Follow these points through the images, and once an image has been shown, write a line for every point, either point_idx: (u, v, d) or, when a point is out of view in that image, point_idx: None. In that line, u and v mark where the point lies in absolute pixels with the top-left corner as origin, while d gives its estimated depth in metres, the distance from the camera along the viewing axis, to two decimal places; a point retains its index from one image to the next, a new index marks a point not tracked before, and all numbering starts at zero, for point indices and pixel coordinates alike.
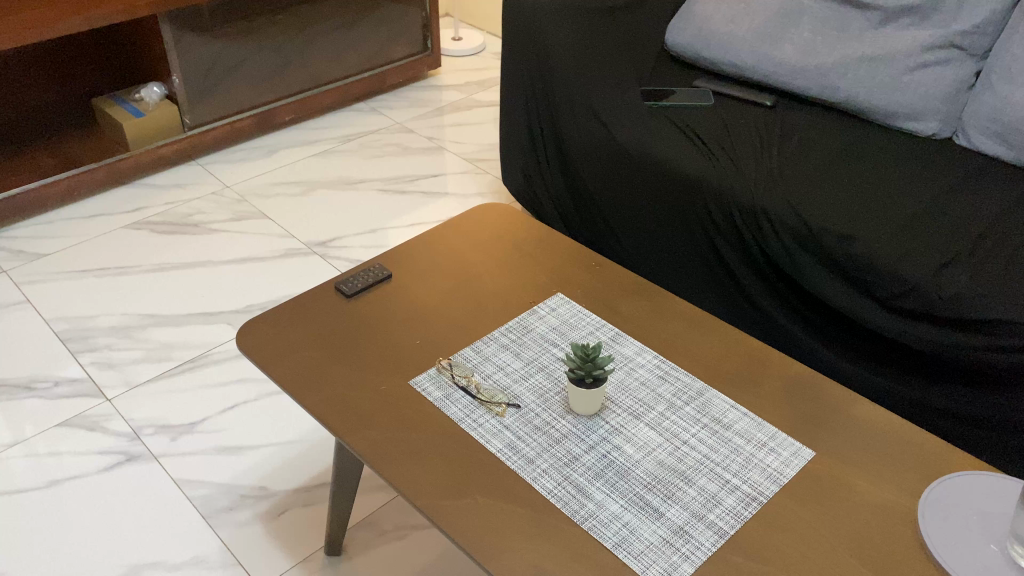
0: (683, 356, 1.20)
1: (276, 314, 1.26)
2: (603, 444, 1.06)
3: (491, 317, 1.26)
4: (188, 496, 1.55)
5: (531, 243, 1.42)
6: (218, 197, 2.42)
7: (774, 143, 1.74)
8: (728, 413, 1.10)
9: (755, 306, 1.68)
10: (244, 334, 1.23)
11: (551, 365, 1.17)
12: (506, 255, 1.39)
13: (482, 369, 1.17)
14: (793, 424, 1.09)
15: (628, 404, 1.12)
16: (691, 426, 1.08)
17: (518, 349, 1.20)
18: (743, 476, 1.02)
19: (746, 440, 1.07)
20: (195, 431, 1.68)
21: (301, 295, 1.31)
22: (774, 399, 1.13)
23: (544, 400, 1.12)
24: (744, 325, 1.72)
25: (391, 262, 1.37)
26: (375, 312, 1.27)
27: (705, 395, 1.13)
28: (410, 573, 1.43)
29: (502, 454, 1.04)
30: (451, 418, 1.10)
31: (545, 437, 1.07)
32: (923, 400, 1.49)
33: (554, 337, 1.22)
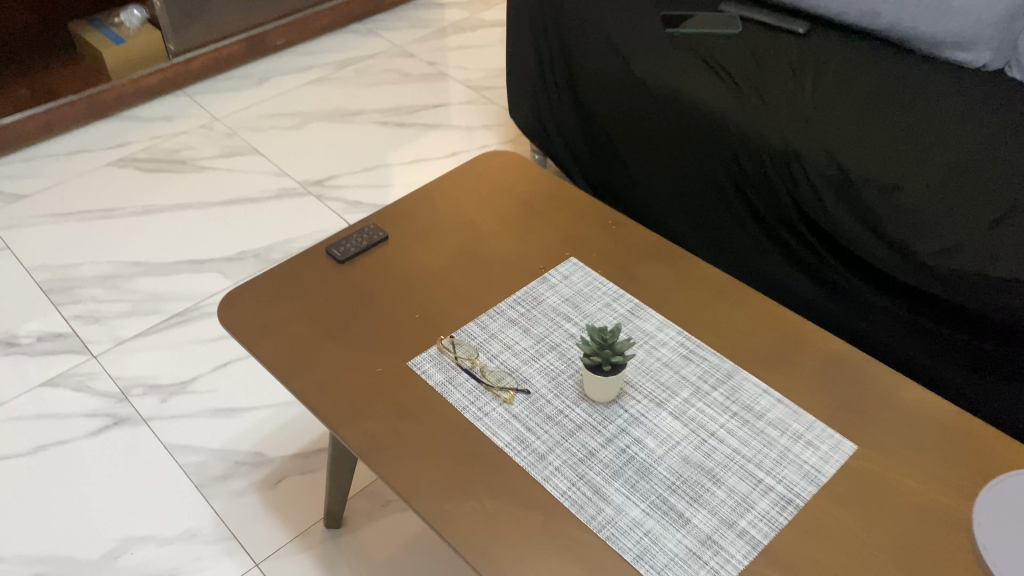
0: (709, 330, 1.08)
1: (263, 283, 1.15)
2: (622, 437, 0.96)
3: (496, 284, 1.15)
4: (180, 463, 1.48)
5: (540, 198, 1.29)
6: (207, 130, 2.28)
7: (809, 77, 1.58)
8: (760, 400, 1.00)
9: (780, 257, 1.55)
10: (225, 308, 1.12)
11: (562, 343, 1.06)
12: (514, 213, 1.26)
13: (488, 349, 1.06)
14: (833, 413, 0.99)
15: (648, 388, 1.01)
16: (720, 415, 0.98)
17: (528, 324, 1.09)
18: (778, 475, 0.92)
19: (780, 432, 0.96)
20: (185, 392, 1.59)
21: (289, 260, 1.19)
22: (812, 382, 1.02)
23: (557, 384, 1.01)
24: (767, 278, 1.59)
25: (386, 221, 1.24)
26: (370, 281, 1.15)
27: (734, 378, 1.02)
28: (413, 549, 1.35)
29: (510, 449, 0.95)
30: (454, 406, 0.99)
31: (558, 428, 0.97)
32: (959, 369, 1.37)
33: (567, 310, 1.11)
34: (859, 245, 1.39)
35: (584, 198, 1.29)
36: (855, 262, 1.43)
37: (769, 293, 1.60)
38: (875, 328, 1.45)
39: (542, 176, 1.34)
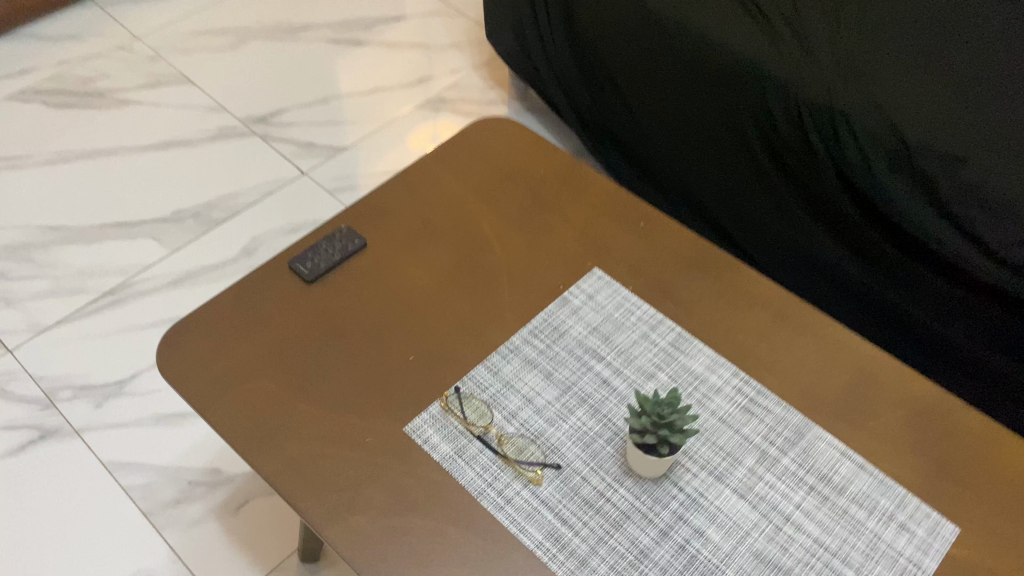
0: (769, 370, 0.89)
1: (209, 319, 0.91)
2: (679, 530, 0.78)
3: (505, 310, 0.93)
4: (123, 486, 1.26)
5: (550, 187, 1.05)
6: (126, 53, 1.93)
7: (853, 9, 1.30)
8: (839, 467, 0.82)
9: (816, 234, 1.30)
10: (163, 358, 0.88)
11: (593, 393, 0.86)
12: (520, 209, 1.03)
13: (502, 404, 0.85)
14: (926, 480, 0.81)
15: (704, 456, 0.83)
16: (794, 491, 0.81)
17: (551, 366, 0.88)
18: (870, 573, 0.76)
19: (867, 512, 0.79)
20: (124, 394, 1.36)
21: (241, 284, 0.95)
22: (897, 436, 0.84)
23: (592, 456, 0.82)
24: (798, 255, 1.36)
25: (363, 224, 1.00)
26: (345, 312, 0.92)
27: (806, 437, 0.84)
28: None
29: (543, 552, 0.76)
30: (468, 491, 0.79)
31: (601, 518, 0.78)
32: (1006, 354, 1.16)
33: (595, 344, 0.90)
34: (910, 218, 1.14)
35: (604, 185, 1.06)
36: (899, 232, 1.18)
37: (798, 270, 1.37)
38: (911, 303, 1.23)
39: (550, 156, 1.09)
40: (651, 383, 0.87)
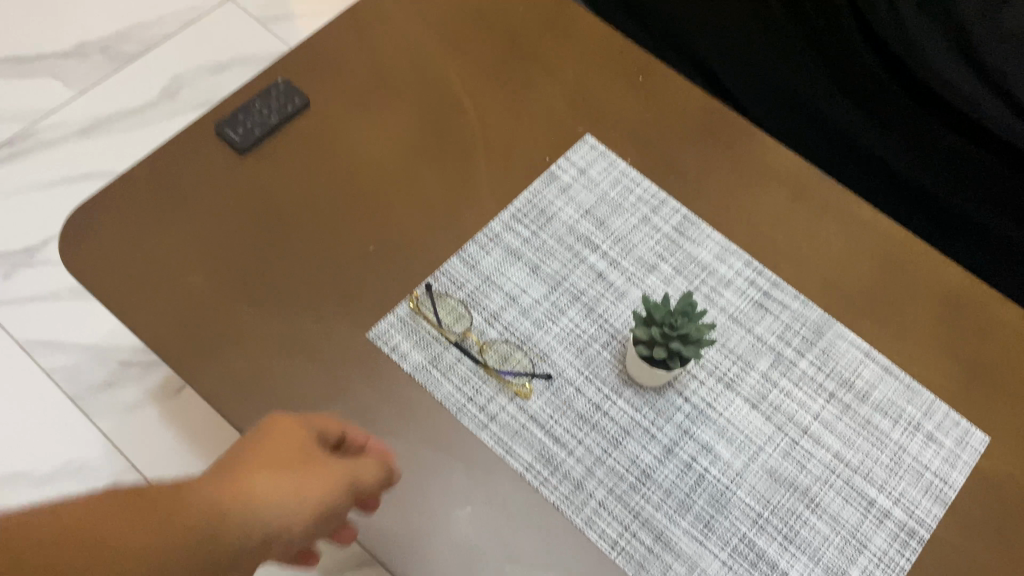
0: (786, 258, 0.78)
1: (125, 206, 0.77)
2: (685, 446, 0.69)
3: (482, 192, 0.80)
4: (45, 369, 1.13)
5: (529, 41, 0.90)
6: None
7: None
8: (862, 370, 0.73)
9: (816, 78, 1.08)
10: (71, 254, 0.74)
11: (587, 289, 0.75)
12: (495, 68, 0.88)
13: (483, 303, 0.74)
14: (954, 384, 0.74)
15: (712, 360, 0.73)
16: (812, 399, 0.72)
17: (538, 258, 0.76)
18: (894, 491, 0.68)
19: (892, 421, 0.71)
20: (36, 264, 1.20)
21: (163, 163, 0.79)
22: (924, 334, 0.76)
23: (587, 362, 0.71)
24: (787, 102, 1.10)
25: (312, 84, 0.85)
26: (292, 196, 0.78)
27: (826, 336, 0.74)
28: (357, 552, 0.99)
29: (533, 477, 0.67)
30: (446, 409, 0.69)
31: (597, 435, 0.69)
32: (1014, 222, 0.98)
33: (588, 231, 0.78)
34: (922, 57, 0.96)
35: (594, 40, 0.91)
36: (904, 70, 1.01)
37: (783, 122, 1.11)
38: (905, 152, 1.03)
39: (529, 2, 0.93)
40: (653, 277, 0.76)
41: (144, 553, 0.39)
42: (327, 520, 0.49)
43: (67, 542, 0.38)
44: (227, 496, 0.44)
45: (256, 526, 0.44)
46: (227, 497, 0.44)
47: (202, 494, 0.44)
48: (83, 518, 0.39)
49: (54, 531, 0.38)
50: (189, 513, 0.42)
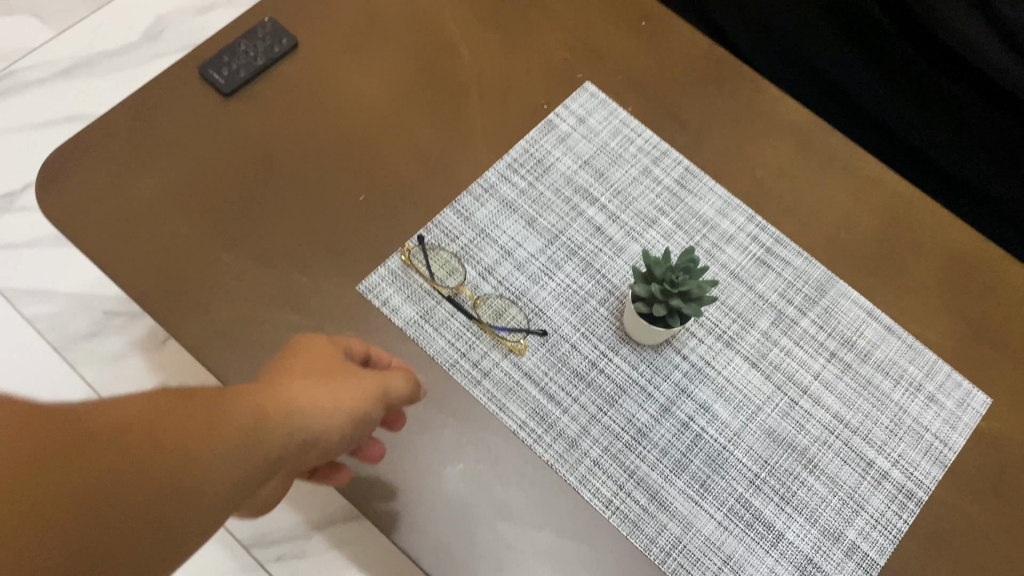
0: (790, 214, 0.76)
1: (104, 150, 0.73)
2: (683, 405, 0.67)
3: (476, 141, 0.77)
4: (28, 318, 1.10)
5: None
6: None
7: None
8: (864, 330, 0.71)
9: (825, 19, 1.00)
10: (47, 201, 0.71)
11: (584, 244, 0.73)
12: (490, 11, 0.84)
13: (477, 257, 0.71)
14: (958, 345, 0.72)
15: (711, 318, 0.71)
16: (813, 358, 0.70)
17: (534, 210, 0.74)
18: (893, 453, 0.67)
19: (893, 382, 0.70)
20: (14, 211, 1.16)
21: (144, 106, 0.76)
22: (929, 293, 0.74)
23: (584, 318, 0.70)
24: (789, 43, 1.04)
25: (299, 25, 0.81)
26: (278, 142, 0.75)
27: (828, 294, 0.72)
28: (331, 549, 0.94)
29: (527, 436, 0.65)
30: (438, 365, 0.67)
31: (593, 393, 0.67)
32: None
33: (587, 183, 0.75)
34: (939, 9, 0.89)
35: None
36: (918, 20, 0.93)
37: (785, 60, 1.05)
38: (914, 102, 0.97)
39: None
40: (653, 231, 0.73)
41: (225, 437, 0.40)
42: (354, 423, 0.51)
43: (146, 424, 0.37)
44: (272, 393, 0.45)
45: (303, 422, 0.45)
46: (273, 393, 0.45)
47: (248, 390, 0.44)
48: (155, 403, 0.39)
49: (128, 413, 0.37)
50: (248, 404, 0.43)
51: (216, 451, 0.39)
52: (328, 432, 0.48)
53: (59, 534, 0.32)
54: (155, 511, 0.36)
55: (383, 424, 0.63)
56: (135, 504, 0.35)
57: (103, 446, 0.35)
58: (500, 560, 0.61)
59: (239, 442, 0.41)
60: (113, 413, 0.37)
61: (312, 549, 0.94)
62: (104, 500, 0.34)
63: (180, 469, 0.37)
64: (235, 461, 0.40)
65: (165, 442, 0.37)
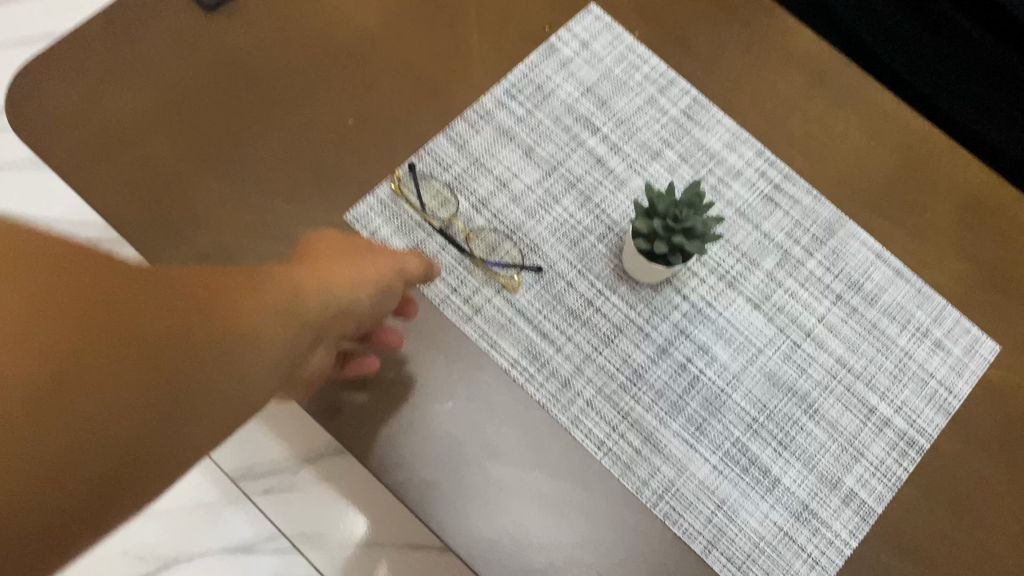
0: (800, 149, 0.72)
1: (76, 67, 0.69)
2: (681, 346, 0.65)
3: (472, 64, 0.73)
4: None
5: None
6: None
7: None
8: (872, 272, 0.69)
9: None
10: (16, 121, 0.67)
11: (584, 176, 0.69)
12: None
13: (471, 187, 0.68)
14: (968, 289, 0.69)
15: (714, 257, 0.68)
16: (818, 301, 0.67)
17: (532, 140, 0.70)
18: (895, 399, 0.65)
19: (900, 326, 0.67)
20: None
21: (118, 20, 0.71)
22: (941, 234, 0.70)
23: (581, 254, 0.67)
24: None
25: None
26: (261, 61, 0.71)
27: (837, 235, 0.69)
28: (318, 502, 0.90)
29: (519, 374, 0.63)
30: (428, 299, 0.64)
31: (588, 332, 0.65)
32: None
33: (588, 113, 0.72)
34: None
35: None
36: None
37: None
38: None
39: None
40: (656, 164, 0.70)
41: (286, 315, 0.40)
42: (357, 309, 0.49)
43: (190, 339, 0.34)
44: (293, 287, 0.42)
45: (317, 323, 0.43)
46: (294, 287, 0.42)
47: (274, 282, 0.41)
48: (203, 301, 0.35)
49: (186, 318, 0.34)
50: (280, 308, 0.40)
51: (250, 376, 0.37)
52: (340, 322, 0.47)
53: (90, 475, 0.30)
54: (186, 438, 0.34)
55: (395, 312, 0.62)
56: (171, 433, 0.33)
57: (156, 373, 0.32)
58: (489, 499, 0.59)
59: (273, 360, 0.39)
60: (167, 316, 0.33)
61: (298, 482, 0.89)
62: (155, 417, 0.32)
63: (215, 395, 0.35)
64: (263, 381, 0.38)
65: (207, 361, 0.35)
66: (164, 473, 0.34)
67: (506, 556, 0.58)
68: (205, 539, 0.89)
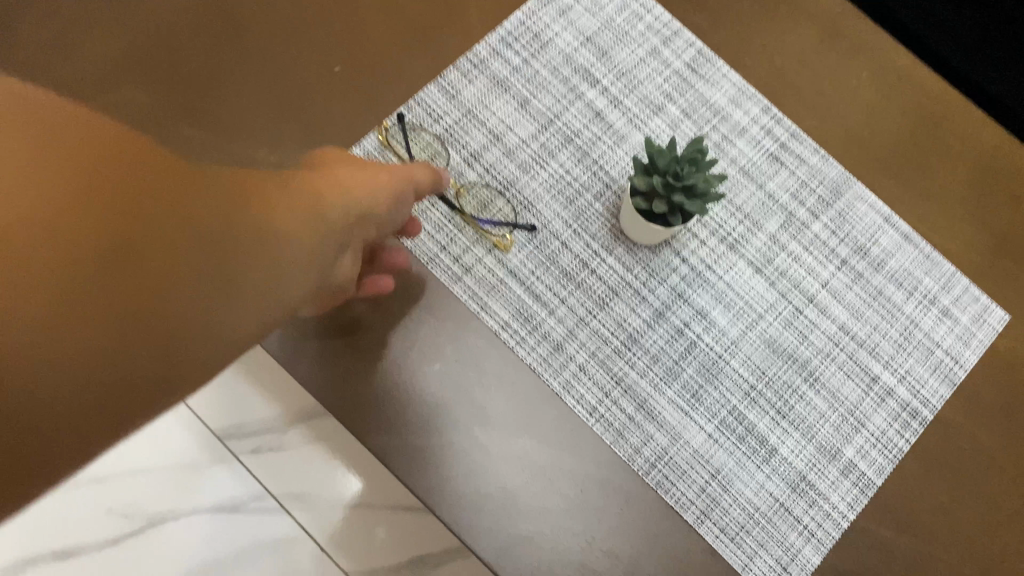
0: (808, 107, 0.69)
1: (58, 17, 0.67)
2: (679, 310, 0.62)
3: (464, 11, 0.69)
4: None
5: None
6: None
7: None
8: (880, 236, 0.66)
9: None
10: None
11: (582, 131, 0.66)
12: None
13: (463, 140, 0.65)
14: (978, 257, 0.66)
15: (717, 217, 0.65)
16: (822, 265, 0.65)
17: (528, 91, 0.67)
18: (900, 368, 0.63)
19: (907, 293, 0.64)
20: None
21: None
22: (952, 199, 0.68)
23: (577, 213, 0.64)
24: None
25: None
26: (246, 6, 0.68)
27: (843, 197, 0.66)
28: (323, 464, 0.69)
29: (510, 337, 0.61)
30: (417, 257, 0.62)
31: (582, 294, 0.62)
32: None
33: (588, 63, 0.68)
34: None
35: None
36: None
37: None
38: None
39: None
40: (657, 120, 0.67)
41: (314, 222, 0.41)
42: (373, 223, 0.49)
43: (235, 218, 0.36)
44: (312, 190, 0.43)
45: (338, 229, 0.44)
46: (313, 189, 0.43)
47: (293, 184, 0.42)
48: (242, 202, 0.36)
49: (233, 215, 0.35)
50: (297, 209, 0.40)
51: (271, 264, 0.37)
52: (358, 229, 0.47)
53: (103, 330, 0.30)
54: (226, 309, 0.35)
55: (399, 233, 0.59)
56: (184, 304, 0.33)
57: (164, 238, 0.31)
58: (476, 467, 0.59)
59: (297, 252, 0.39)
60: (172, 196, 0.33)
61: (294, 443, 0.69)
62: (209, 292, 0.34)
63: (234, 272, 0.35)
64: (289, 274, 0.39)
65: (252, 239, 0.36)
66: (170, 351, 0.33)
67: (491, 525, 0.58)
68: (166, 480, 0.70)
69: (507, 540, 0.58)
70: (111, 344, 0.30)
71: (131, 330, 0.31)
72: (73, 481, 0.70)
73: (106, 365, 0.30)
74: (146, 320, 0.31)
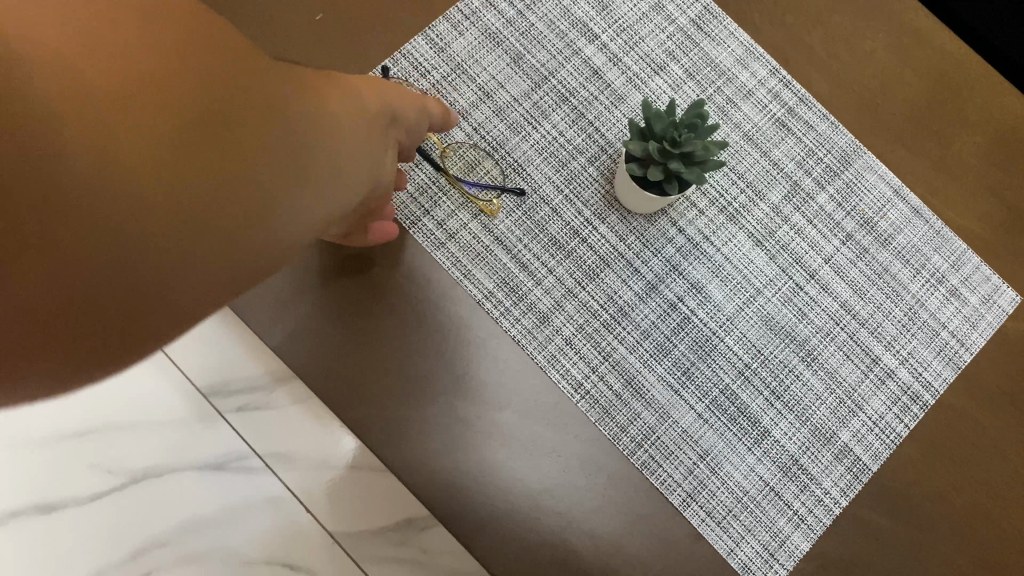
0: (820, 71, 0.65)
1: None
2: (674, 283, 0.59)
3: None
4: None
5: None
6: None
7: None
8: (889, 210, 0.62)
9: None
10: None
11: (577, 90, 0.62)
12: None
13: (450, 98, 0.61)
14: (994, 234, 0.63)
15: (717, 185, 0.61)
16: (826, 239, 0.61)
17: (521, 46, 0.63)
18: (902, 351, 0.60)
19: (915, 271, 0.61)
20: None
21: None
22: (970, 171, 0.63)
23: (570, 177, 0.60)
24: None
25: None
26: None
27: (852, 167, 0.63)
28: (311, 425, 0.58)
29: (495, 307, 0.58)
30: (399, 221, 0.59)
31: (571, 264, 0.59)
32: None
33: (586, 17, 0.64)
34: None
35: None
36: None
37: None
38: None
39: None
40: (658, 80, 0.63)
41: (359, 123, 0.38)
42: (400, 132, 0.45)
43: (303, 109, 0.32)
44: (351, 89, 0.40)
45: (373, 131, 0.40)
46: (356, 90, 0.40)
47: (334, 80, 0.39)
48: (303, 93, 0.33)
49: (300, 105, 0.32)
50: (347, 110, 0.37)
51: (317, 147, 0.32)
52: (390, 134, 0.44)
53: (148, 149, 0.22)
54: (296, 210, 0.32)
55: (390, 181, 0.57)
56: (245, 138, 0.27)
57: (215, 55, 0.26)
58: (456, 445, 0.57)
59: (341, 138, 0.35)
60: (219, 28, 0.28)
61: (280, 402, 0.58)
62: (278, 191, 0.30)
63: (290, 133, 0.30)
64: (339, 157, 0.35)
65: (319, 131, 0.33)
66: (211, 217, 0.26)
67: (469, 501, 0.57)
68: (130, 442, 0.58)
69: (485, 518, 0.57)
70: (171, 145, 0.23)
71: (194, 142, 0.24)
72: (21, 427, 0.58)
73: (162, 182, 0.23)
74: (210, 141, 0.25)
